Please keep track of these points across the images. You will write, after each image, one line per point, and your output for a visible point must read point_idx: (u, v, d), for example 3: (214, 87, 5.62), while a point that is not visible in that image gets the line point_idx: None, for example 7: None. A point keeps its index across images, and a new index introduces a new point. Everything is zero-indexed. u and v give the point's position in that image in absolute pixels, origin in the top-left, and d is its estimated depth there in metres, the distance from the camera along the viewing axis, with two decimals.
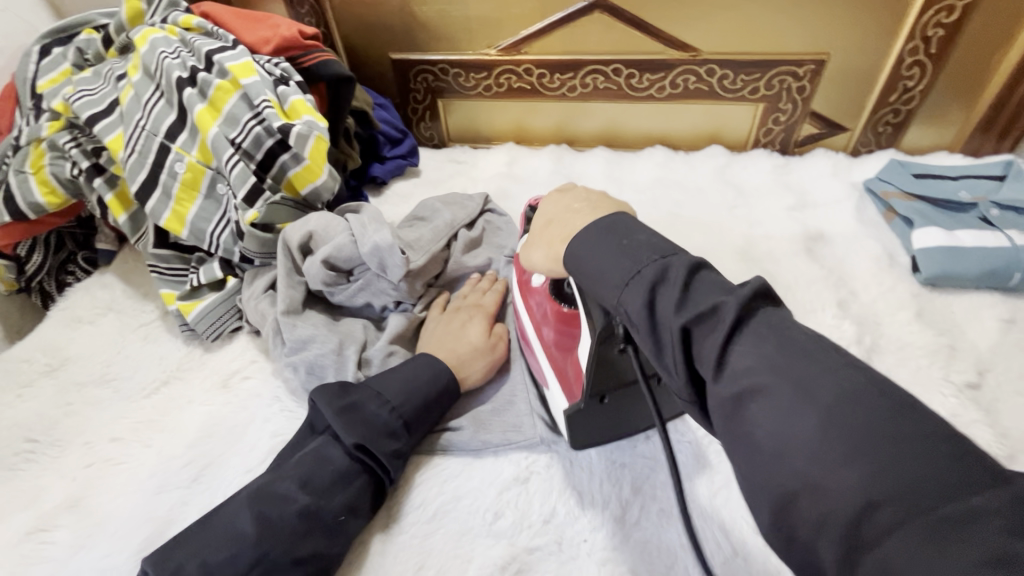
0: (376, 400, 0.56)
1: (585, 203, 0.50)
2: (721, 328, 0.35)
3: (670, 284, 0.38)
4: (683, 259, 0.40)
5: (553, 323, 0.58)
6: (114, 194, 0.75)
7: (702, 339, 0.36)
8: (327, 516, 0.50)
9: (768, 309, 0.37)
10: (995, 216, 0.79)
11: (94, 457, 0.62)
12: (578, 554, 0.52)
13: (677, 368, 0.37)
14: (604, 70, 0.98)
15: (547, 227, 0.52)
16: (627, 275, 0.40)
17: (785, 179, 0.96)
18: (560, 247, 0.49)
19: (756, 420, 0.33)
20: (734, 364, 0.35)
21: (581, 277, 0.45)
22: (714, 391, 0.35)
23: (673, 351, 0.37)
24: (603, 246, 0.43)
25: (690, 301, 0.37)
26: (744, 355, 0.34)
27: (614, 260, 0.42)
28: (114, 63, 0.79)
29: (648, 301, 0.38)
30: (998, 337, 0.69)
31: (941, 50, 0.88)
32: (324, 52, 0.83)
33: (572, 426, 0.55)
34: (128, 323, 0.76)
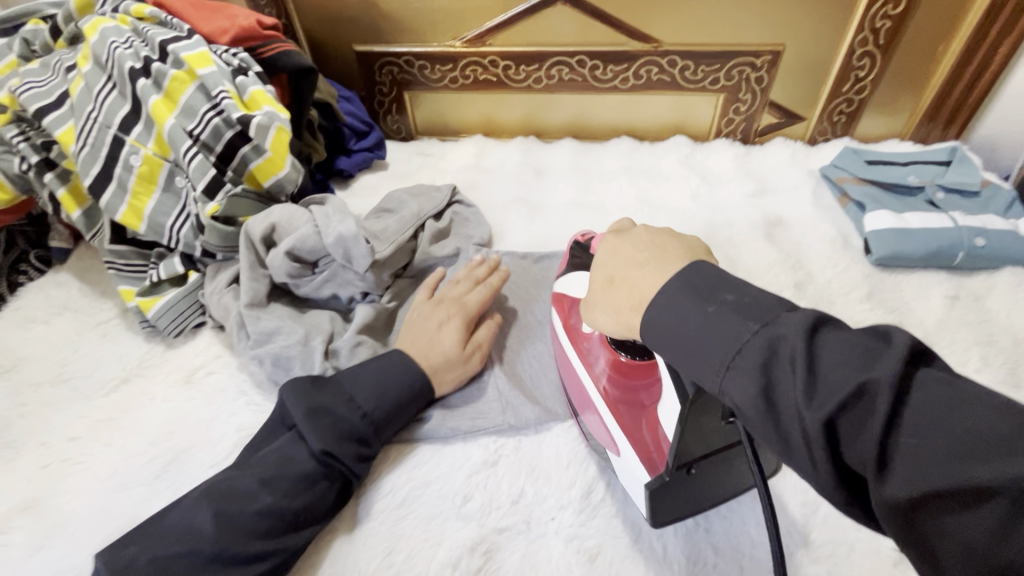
0: (347, 406, 0.56)
1: (647, 250, 0.46)
2: (876, 416, 0.29)
3: (786, 361, 0.33)
4: (795, 324, 0.34)
5: (615, 378, 0.54)
6: (67, 189, 0.73)
7: (853, 431, 0.30)
8: (291, 516, 0.50)
9: (929, 378, 0.30)
10: (941, 199, 0.84)
11: (51, 458, 0.60)
12: (546, 533, 0.53)
13: (821, 465, 0.31)
14: (568, 62, 0.99)
15: (610, 286, 0.46)
16: (727, 356, 0.35)
17: (747, 167, 0.98)
18: (631, 314, 0.43)
19: (943, 520, 0.27)
20: (898, 459, 0.29)
21: (671, 357, 0.39)
22: (879, 493, 0.29)
23: (817, 454, 0.31)
24: (702, 318, 0.37)
25: (822, 385, 0.31)
26: (905, 445, 0.29)
27: (707, 336, 0.37)
28: (64, 54, 0.77)
29: (767, 385, 0.33)
30: (942, 312, 0.73)
31: (889, 41, 0.91)
32: (284, 42, 0.81)
33: (653, 501, 0.47)
34: (85, 322, 0.74)
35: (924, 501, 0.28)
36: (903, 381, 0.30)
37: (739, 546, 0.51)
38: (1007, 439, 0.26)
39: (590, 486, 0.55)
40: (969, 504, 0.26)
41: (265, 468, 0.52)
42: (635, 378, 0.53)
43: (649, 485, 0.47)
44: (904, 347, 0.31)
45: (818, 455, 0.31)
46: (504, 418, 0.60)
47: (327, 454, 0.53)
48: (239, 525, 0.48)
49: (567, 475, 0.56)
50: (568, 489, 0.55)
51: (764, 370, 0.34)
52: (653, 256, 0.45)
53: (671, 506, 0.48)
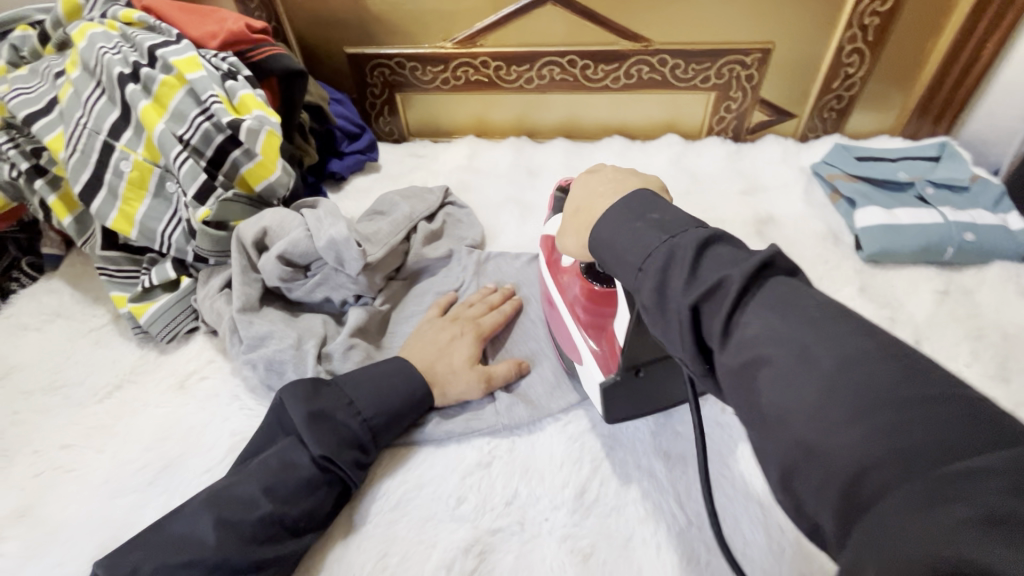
0: (348, 411, 0.56)
1: (613, 183, 0.49)
2: (727, 299, 0.33)
3: (675, 260, 0.37)
4: (692, 235, 0.37)
5: (584, 303, 0.57)
6: (58, 195, 0.72)
7: (711, 313, 0.34)
8: (290, 523, 0.50)
9: (781, 280, 0.34)
10: (931, 195, 0.84)
11: (44, 465, 0.60)
12: (539, 533, 0.53)
13: (685, 339, 0.35)
14: (559, 62, 0.99)
15: (575, 214, 0.49)
16: (643, 257, 0.38)
17: (738, 165, 0.99)
18: (588, 235, 0.47)
19: (763, 382, 0.31)
20: (739, 331, 0.33)
21: (604, 263, 0.43)
22: (723, 361, 0.34)
23: (682, 332, 0.35)
24: (629, 232, 0.40)
25: (700, 275, 0.35)
26: (749, 322, 0.33)
27: (628, 244, 0.40)
28: (52, 60, 0.76)
29: (662, 287, 0.37)
30: (932, 307, 0.73)
31: (877, 38, 0.92)
32: (273, 46, 0.81)
33: (608, 403, 0.54)
34: (77, 329, 0.74)
35: (752, 365, 0.32)
36: (758, 278, 0.34)
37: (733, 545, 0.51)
38: (822, 321, 0.31)
39: (585, 487, 0.55)
40: (780, 366, 0.31)
41: (265, 474, 0.51)
42: (602, 305, 0.56)
43: (602, 384, 0.53)
44: (770, 259, 0.35)
45: (684, 332, 0.35)
46: (499, 418, 0.60)
47: (327, 460, 0.53)
48: (237, 534, 0.48)
49: (560, 476, 0.56)
50: (562, 490, 0.55)
51: (661, 272, 0.37)
52: (614, 187, 0.48)
53: (624, 405, 0.54)
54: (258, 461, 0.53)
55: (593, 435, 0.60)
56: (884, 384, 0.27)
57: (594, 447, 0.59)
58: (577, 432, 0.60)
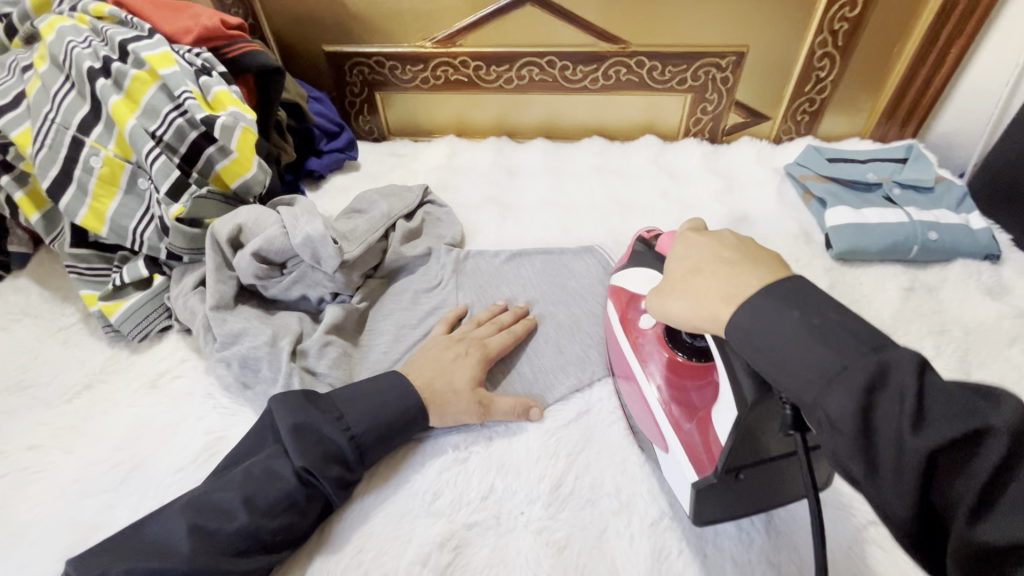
0: (342, 436, 0.54)
1: (736, 251, 0.45)
2: (909, 401, 0.32)
3: (894, 392, 0.32)
4: (909, 356, 0.33)
5: (669, 379, 0.54)
6: (25, 192, 0.71)
7: (947, 471, 0.31)
8: (265, 536, 0.49)
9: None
10: (898, 195, 0.86)
11: (10, 467, 0.59)
12: (515, 527, 0.53)
13: (906, 495, 0.32)
14: (538, 62, 1.00)
15: (694, 275, 0.45)
16: (829, 370, 0.34)
17: (714, 165, 1.01)
18: (716, 302, 0.42)
19: (1013, 573, 0.30)
20: (996, 516, 0.30)
21: (760, 363, 0.38)
22: (960, 535, 0.31)
23: (903, 488, 0.32)
24: (797, 336, 0.36)
25: (928, 425, 0.31)
26: (1009, 513, 0.30)
27: (807, 348, 0.36)
28: (20, 54, 0.75)
29: (865, 406, 0.33)
30: (898, 303, 0.75)
31: (846, 43, 0.94)
32: (249, 42, 0.81)
33: (698, 501, 0.48)
34: (46, 328, 0.72)
35: (1006, 554, 0.30)
36: (1021, 443, 0.30)
37: (705, 537, 0.52)
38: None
39: (560, 480, 0.56)
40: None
41: (247, 484, 0.50)
42: (688, 378, 0.53)
43: (695, 483, 0.47)
44: (1013, 410, 0.31)
45: (906, 482, 0.32)
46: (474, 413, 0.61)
47: (311, 474, 0.52)
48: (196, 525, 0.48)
49: (536, 470, 0.57)
50: (538, 484, 0.56)
51: (868, 385, 0.33)
52: (746, 255, 0.44)
53: (717, 504, 0.48)
54: (242, 468, 0.52)
55: (566, 429, 0.60)
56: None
57: (569, 441, 0.59)
58: (553, 428, 0.60)
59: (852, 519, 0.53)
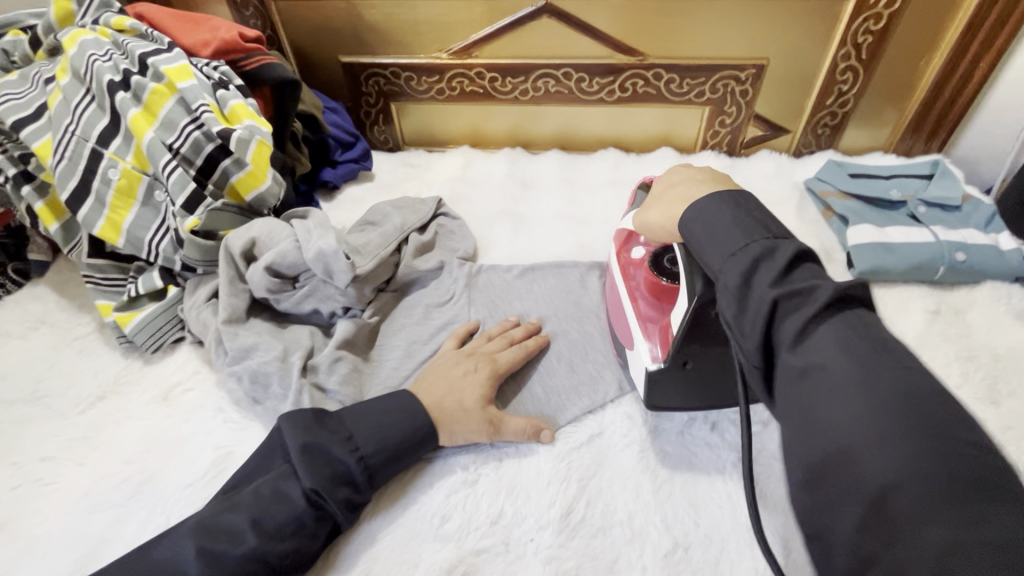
0: (350, 456, 0.53)
1: (708, 175, 0.52)
2: (812, 307, 0.36)
3: (773, 261, 0.39)
4: (793, 246, 0.40)
5: (648, 296, 0.59)
6: (45, 202, 0.72)
7: (790, 313, 0.37)
8: (273, 561, 0.48)
9: (859, 310, 0.37)
10: (923, 213, 0.84)
11: (22, 478, 0.59)
12: (524, 554, 0.52)
13: (754, 328, 0.38)
14: (554, 74, 0.99)
15: (668, 189, 0.54)
16: (734, 247, 0.41)
17: (732, 179, 0.99)
18: (678, 206, 0.50)
19: (814, 385, 0.35)
20: (811, 341, 0.36)
21: (693, 243, 0.45)
22: (785, 362, 0.36)
23: (755, 320, 0.38)
24: (721, 217, 0.43)
25: (788, 279, 0.38)
26: (821, 339, 0.36)
27: (729, 232, 0.42)
28: (43, 66, 0.76)
29: (748, 271, 0.39)
30: (923, 326, 0.73)
31: (870, 56, 0.92)
32: (266, 55, 0.82)
33: (650, 389, 0.55)
34: (62, 337, 0.73)
35: (815, 369, 0.35)
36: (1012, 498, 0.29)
37: (720, 569, 0.50)
38: (882, 352, 0.35)
39: (571, 506, 0.55)
40: (843, 376, 0.34)
41: (256, 504, 0.50)
42: (665, 301, 0.58)
43: (649, 367, 0.54)
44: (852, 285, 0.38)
45: (756, 322, 0.38)
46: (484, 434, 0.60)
47: (319, 495, 0.51)
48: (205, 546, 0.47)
49: (546, 495, 0.56)
50: (548, 510, 0.55)
51: (756, 255, 0.40)
52: (714, 179, 0.51)
53: (672, 398, 0.56)
54: (251, 487, 0.52)
55: (579, 452, 0.59)
56: (918, 418, 0.32)
57: (581, 465, 0.58)
58: (565, 450, 0.59)
59: None
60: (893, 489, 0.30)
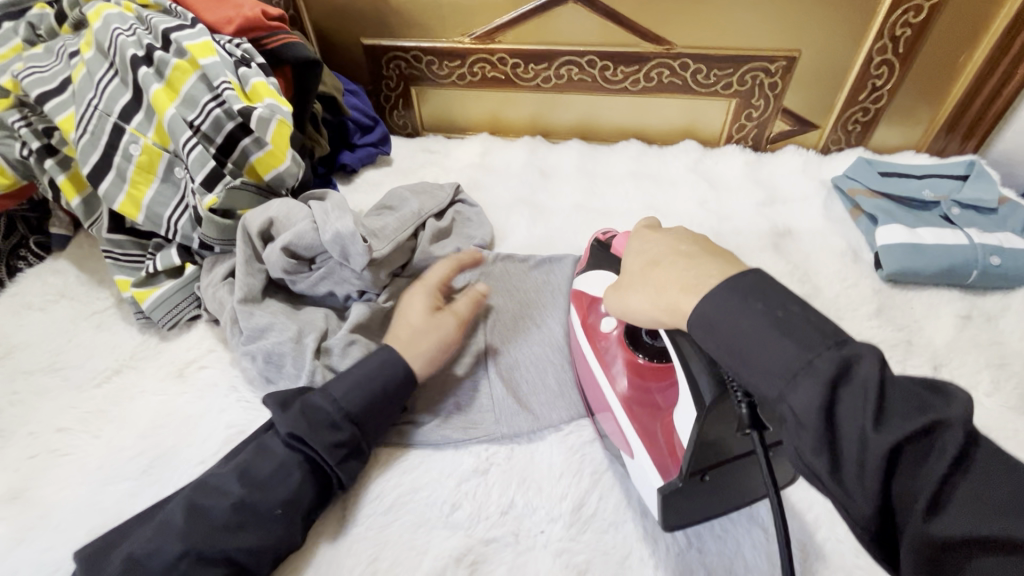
0: (320, 398, 0.55)
1: (693, 245, 0.47)
2: (864, 389, 0.33)
3: (859, 386, 0.34)
4: (954, 410, 0.32)
5: (632, 381, 0.54)
6: (67, 176, 0.72)
7: (913, 462, 0.32)
8: (264, 509, 0.49)
9: (987, 441, 0.33)
10: (956, 215, 0.81)
11: (39, 448, 0.60)
12: (533, 546, 0.51)
13: (866, 483, 0.33)
14: (578, 62, 0.97)
15: (654, 268, 0.47)
16: (795, 365, 0.35)
17: (757, 175, 0.96)
18: (675, 292, 0.43)
19: (971, 567, 0.30)
20: (950, 505, 0.31)
21: (722, 351, 0.39)
22: (886, 484, 0.33)
23: (869, 478, 0.33)
24: (756, 325, 0.38)
25: (889, 420, 0.33)
26: (960, 502, 0.31)
27: (769, 346, 0.37)
28: (68, 40, 0.76)
29: (829, 399, 0.34)
30: (952, 332, 0.71)
31: (908, 50, 0.89)
32: (288, 33, 0.81)
33: (664, 509, 0.48)
34: (80, 311, 0.73)
35: (962, 547, 0.30)
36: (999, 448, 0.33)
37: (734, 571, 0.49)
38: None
39: (583, 500, 0.54)
40: (1011, 555, 0.29)
41: (268, 484, 0.50)
42: (652, 380, 0.53)
43: (661, 487, 0.47)
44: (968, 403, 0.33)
45: (870, 481, 0.33)
46: (496, 427, 0.59)
47: (297, 438, 0.53)
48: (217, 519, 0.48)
49: (558, 487, 0.55)
50: (559, 503, 0.54)
51: (835, 378, 0.34)
52: (695, 249, 0.46)
53: (687, 511, 0.48)
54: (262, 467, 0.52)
55: (591, 447, 0.58)
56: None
57: (593, 459, 0.57)
58: (578, 443, 0.58)
59: None
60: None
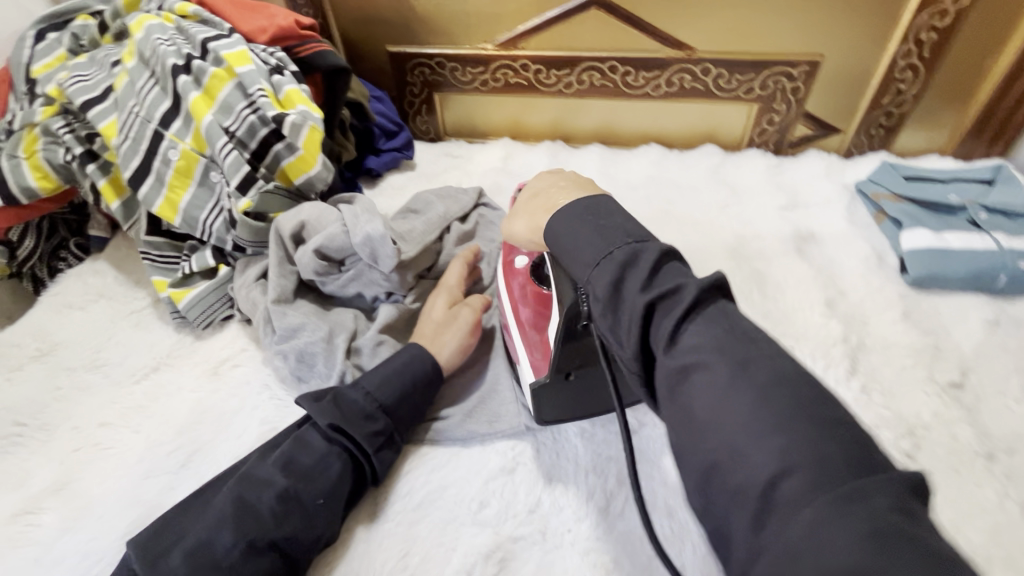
0: (353, 388, 0.58)
1: (572, 180, 0.51)
2: (680, 308, 0.36)
3: (671, 304, 0.37)
4: (702, 282, 0.37)
5: (529, 304, 0.60)
6: (107, 180, 0.75)
7: (664, 314, 0.37)
8: (306, 499, 0.51)
9: (723, 302, 0.38)
10: (984, 219, 0.80)
11: (82, 441, 0.62)
12: (561, 544, 0.52)
13: (630, 332, 0.37)
14: (599, 67, 0.98)
15: (533, 198, 0.51)
16: (608, 270, 0.39)
17: (778, 179, 0.96)
18: (542, 217, 0.49)
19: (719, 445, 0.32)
20: (683, 342, 0.36)
21: (562, 255, 0.44)
22: (676, 400, 0.35)
23: (633, 327, 0.37)
24: (583, 229, 0.43)
25: (684, 338, 0.36)
26: (694, 334, 0.36)
27: (591, 240, 0.42)
28: (110, 50, 0.79)
29: (619, 280, 0.39)
30: (979, 337, 0.70)
31: (934, 54, 0.88)
32: (320, 42, 0.83)
33: (534, 399, 0.57)
34: (119, 310, 0.76)
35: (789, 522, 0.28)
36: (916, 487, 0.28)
37: None
38: (805, 408, 0.32)
39: (609, 500, 0.55)
40: (761, 440, 0.31)
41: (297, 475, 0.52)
42: (542, 307, 0.59)
43: (532, 382, 0.56)
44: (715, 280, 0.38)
45: (635, 327, 0.37)
46: (522, 425, 0.60)
47: (334, 429, 0.55)
48: (252, 509, 0.49)
49: (584, 487, 0.56)
50: (585, 502, 0.55)
51: (623, 265, 0.39)
52: (577, 184, 0.51)
53: (551, 407, 0.57)
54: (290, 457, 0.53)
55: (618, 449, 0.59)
56: (804, 412, 0.31)
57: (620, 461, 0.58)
58: (604, 443, 0.59)
59: None
60: (780, 477, 0.29)
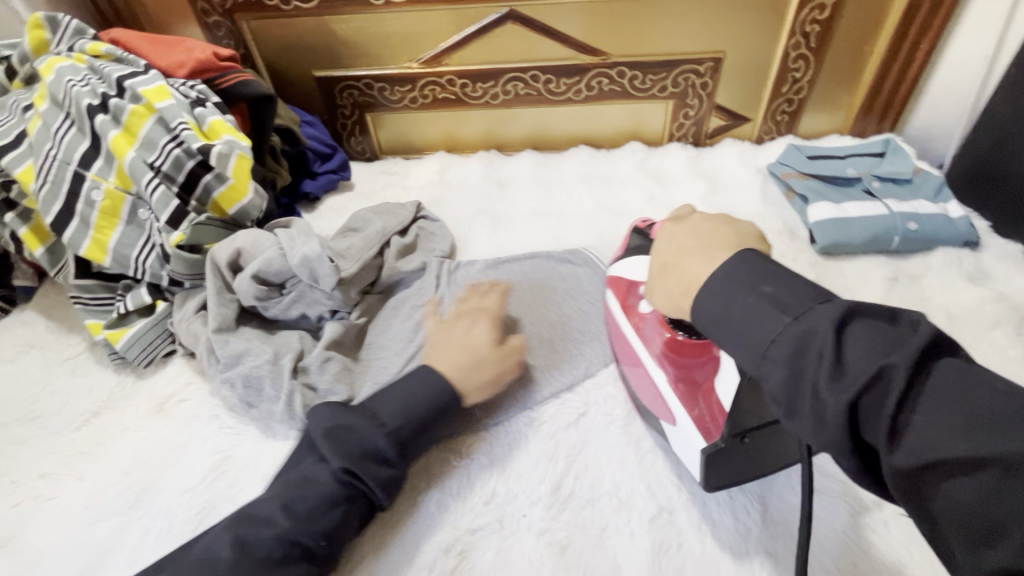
0: (369, 423, 0.55)
1: (704, 238, 0.49)
2: (898, 395, 0.33)
3: (817, 350, 0.36)
4: (907, 354, 0.34)
5: (669, 356, 0.55)
6: (29, 228, 0.73)
7: (872, 410, 0.34)
8: (309, 541, 0.49)
9: (950, 366, 0.34)
10: (877, 188, 0.88)
11: (22, 495, 0.60)
12: (518, 529, 0.55)
13: (830, 434, 0.35)
14: (522, 77, 1.03)
15: (664, 271, 0.49)
16: (762, 344, 0.39)
17: (698, 168, 1.03)
18: (684, 299, 0.46)
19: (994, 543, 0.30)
20: (910, 432, 0.33)
21: (720, 342, 0.43)
22: (892, 465, 0.33)
23: (833, 427, 0.35)
24: (744, 300, 0.41)
25: (903, 419, 0.33)
26: (920, 424, 0.33)
27: (746, 323, 0.40)
28: (20, 95, 0.77)
29: (795, 373, 0.37)
30: (882, 294, 0.77)
31: (819, 43, 0.97)
32: (242, 72, 0.84)
33: (708, 468, 0.51)
34: (52, 358, 0.74)
35: None
36: None
37: (703, 529, 0.54)
38: None
39: (560, 482, 0.58)
40: None
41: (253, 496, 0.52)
42: (689, 357, 0.54)
43: (704, 449, 0.50)
44: (927, 336, 0.35)
45: (830, 428, 0.35)
46: (475, 419, 0.63)
47: (350, 473, 0.52)
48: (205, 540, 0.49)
49: (537, 472, 0.59)
50: (537, 487, 0.57)
51: (794, 357, 0.37)
52: (706, 241, 0.48)
53: (722, 472, 0.52)
54: None
55: (567, 431, 0.62)
56: (999, 418, 0.31)
57: (568, 443, 0.61)
58: (553, 431, 0.62)
59: (844, 506, 0.55)
60: None
